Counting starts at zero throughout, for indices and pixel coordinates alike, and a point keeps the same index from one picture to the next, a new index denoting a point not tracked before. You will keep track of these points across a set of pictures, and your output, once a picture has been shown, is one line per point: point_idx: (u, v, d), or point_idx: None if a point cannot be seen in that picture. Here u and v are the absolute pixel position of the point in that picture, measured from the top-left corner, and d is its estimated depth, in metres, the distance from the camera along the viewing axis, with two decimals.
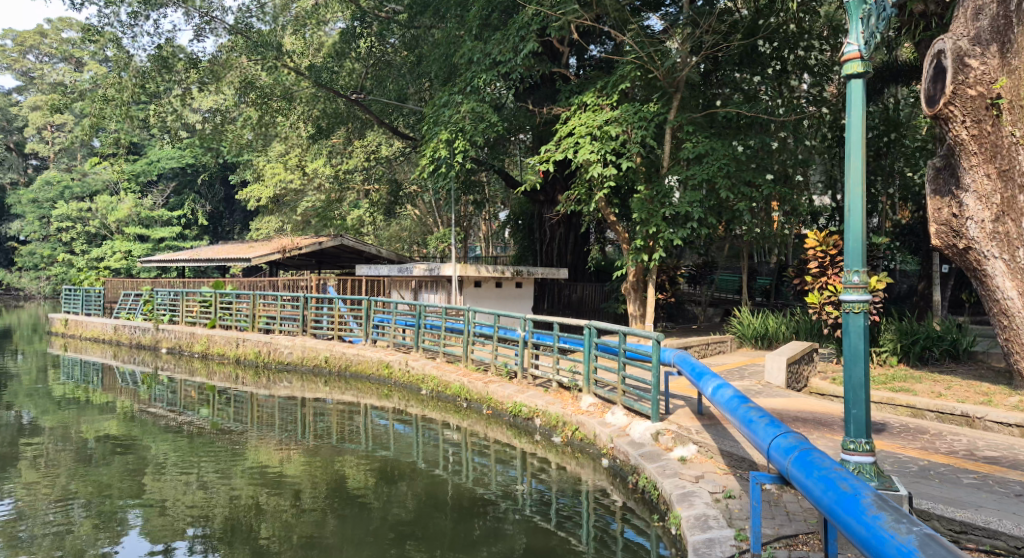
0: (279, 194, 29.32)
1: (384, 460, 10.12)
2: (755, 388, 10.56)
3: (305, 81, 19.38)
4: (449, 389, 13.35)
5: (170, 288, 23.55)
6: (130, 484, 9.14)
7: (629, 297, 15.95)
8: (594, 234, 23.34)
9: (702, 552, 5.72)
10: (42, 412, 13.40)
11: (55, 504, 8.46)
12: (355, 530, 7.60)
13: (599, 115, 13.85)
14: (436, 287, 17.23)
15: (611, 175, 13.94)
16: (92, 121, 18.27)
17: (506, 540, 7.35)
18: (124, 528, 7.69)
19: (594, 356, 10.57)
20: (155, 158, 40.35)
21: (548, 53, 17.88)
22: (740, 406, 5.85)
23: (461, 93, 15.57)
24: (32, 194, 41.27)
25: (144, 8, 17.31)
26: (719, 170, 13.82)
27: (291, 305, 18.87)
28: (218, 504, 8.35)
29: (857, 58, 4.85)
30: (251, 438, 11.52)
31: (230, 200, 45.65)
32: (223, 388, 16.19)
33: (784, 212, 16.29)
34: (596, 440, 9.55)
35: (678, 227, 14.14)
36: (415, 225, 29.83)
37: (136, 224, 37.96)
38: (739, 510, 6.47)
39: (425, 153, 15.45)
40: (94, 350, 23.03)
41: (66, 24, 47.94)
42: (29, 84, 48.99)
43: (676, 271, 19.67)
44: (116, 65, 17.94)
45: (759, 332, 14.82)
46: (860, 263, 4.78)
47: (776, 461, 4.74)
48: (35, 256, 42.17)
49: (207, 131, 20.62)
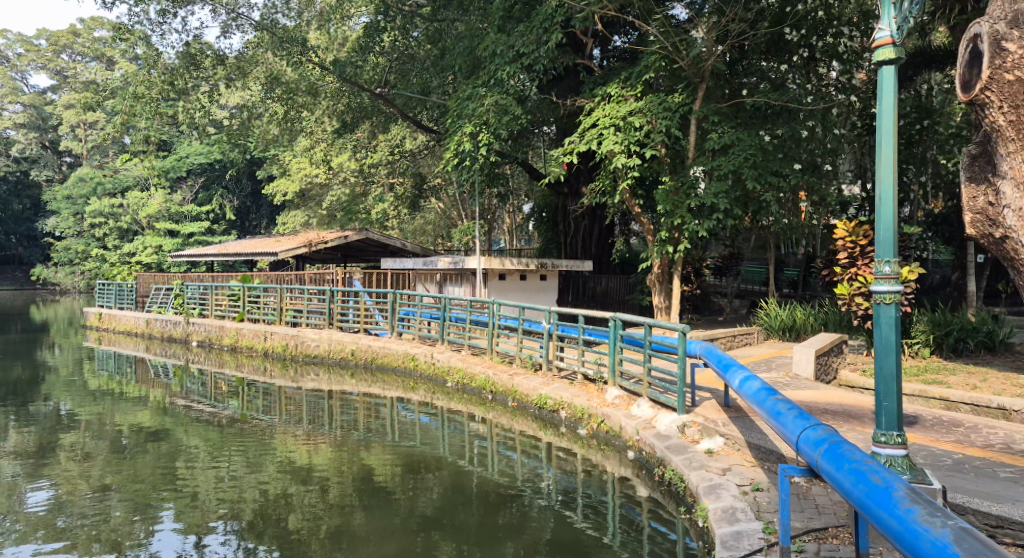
0: (306, 188, 29.73)
1: (411, 452, 10.22)
2: (783, 380, 10.47)
3: (329, 76, 19.47)
4: (474, 382, 13.44)
5: (200, 282, 23.93)
6: (163, 474, 9.34)
7: (654, 289, 15.88)
8: (619, 226, 23.32)
9: (731, 545, 5.72)
10: (79, 404, 13.71)
11: (91, 492, 8.70)
12: (382, 521, 7.70)
13: (623, 106, 13.79)
14: (460, 280, 17.28)
15: (635, 166, 13.86)
16: (123, 118, 18.52)
17: (532, 533, 7.37)
18: (158, 518, 7.84)
19: (619, 348, 10.57)
20: (184, 154, 40.95)
21: (571, 44, 17.75)
22: (768, 398, 5.81)
23: (485, 86, 15.55)
24: (67, 191, 42.22)
25: (173, 6, 17.50)
26: (746, 160, 13.65)
27: (318, 299, 19.09)
28: (249, 495, 8.49)
29: (890, 43, 4.77)
30: (279, 430, 11.68)
31: (257, 195, 46.21)
32: (252, 380, 16.42)
33: (812, 202, 16.12)
34: (621, 432, 9.55)
35: (704, 218, 14.06)
36: (440, 219, 30.05)
37: (167, 220, 38.68)
38: (767, 503, 6.45)
39: (449, 146, 15.53)
40: (127, 342, 23.52)
41: (98, 23, 48.66)
42: (63, 84, 50.10)
43: (702, 263, 19.59)
44: (146, 62, 18.23)
45: (786, 325, 14.68)
46: (892, 253, 4.70)
47: (805, 454, 4.71)
48: (70, 252, 43.20)
49: (235, 127, 20.94)
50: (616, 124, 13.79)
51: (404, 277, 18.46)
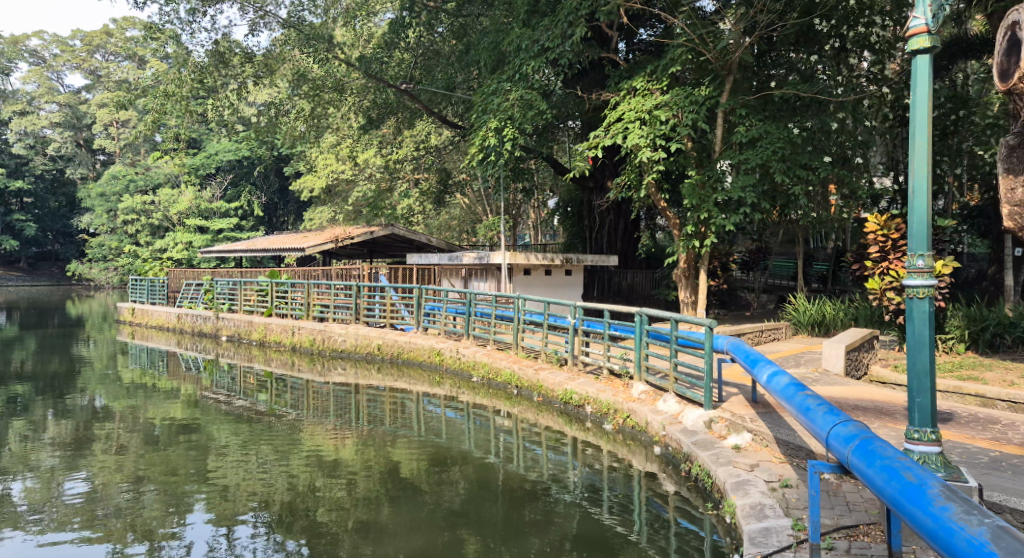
0: (333, 184, 30.07)
1: (437, 447, 10.29)
2: (813, 375, 10.37)
3: (355, 72, 19.64)
4: (500, 377, 13.47)
5: (229, 278, 24.24)
6: (195, 466, 9.51)
7: (680, 284, 15.79)
8: (645, 221, 23.20)
9: (759, 541, 5.69)
10: (114, 397, 13.98)
11: (126, 483, 8.89)
12: (408, 514, 7.78)
13: (649, 100, 13.71)
14: (486, 275, 17.30)
15: (660, 160, 13.76)
16: (154, 116, 18.79)
17: (558, 527, 7.39)
18: (190, 509, 7.99)
19: (645, 343, 10.52)
20: (213, 151, 41.49)
21: (596, 37, 17.64)
22: (797, 394, 5.75)
23: (510, 81, 15.54)
24: (100, 188, 43.04)
25: (202, 5, 17.71)
26: (775, 153, 13.49)
27: (345, 294, 19.27)
28: (278, 488, 8.62)
29: (924, 32, 4.68)
30: (307, 424, 11.82)
31: (284, 191, 46.75)
32: (281, 375, 16.63)
33: (842, 195, 15.89)
34: (647, 428, 9.52)
35: (731, 212, 13.93)
36: (465, 214, 30.14)
37: (197, 216, 39.23)
38: (796, 500, 6.39)
39: (475, 141, 15.53)
40: (159, 337, 23.94)
41: (130, 23, 49.42)
42: (96, 83, 51.06)
43: (729, 258, 19.44)
44: (176, 61, 18.48)
45: (815, 320, 14.53)
46: (926, 246, 4.63)
47: (835, 451, 4.66)
48: (104, 248, 44.08)
49: (263, 124, 21.15)
50: (642, 117, 13.71)
51: (430, 272, 18.53)
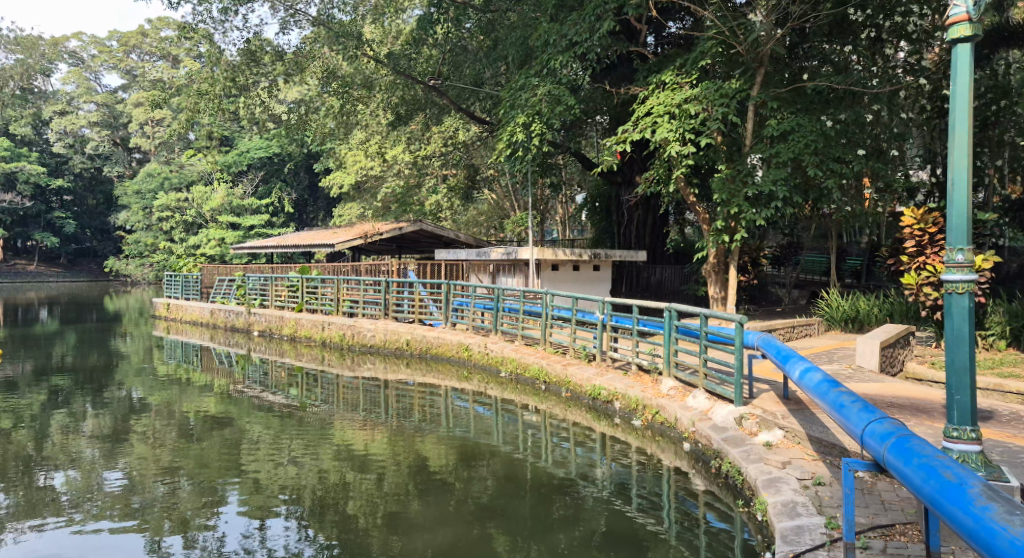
0: (361, 180, 30.37)
1: (465, 441, 10.34)
2: (847, 372, 10.23)
3: (384, 69, 19.76)
4: (528, 372, 13.48)
5: (261, 273, 24.55)
6: (229, 458, 9.69)
7: (709, 279, 15.66)
8: (674, 216, 23.03)
9: (791, 539, 5.63)
10: (150, 391, 14.26)
11: (162, 475, 9.09)
12: (436, 509, 7.83)
13: (678, 94, 13.57)
14: (513, 270, 17.28)
15: (690, 154, 13.62)
16: (187, 115, 19.07)
17: (585, 523, 7.39)
18: (224, 501, 8.14)
19: (674, 338, 10.46)
20: (245, 149, 42.07)
21: (625, 31, 17.54)
22: (831, 390, 5.68)
23: (538, 76, 15.51)
24: (137, 186, 43.93)
25: (234, 4, 17.93)
26: (807, 147, 13.28)
27: (374, 289, 19.41)
28: (309, 481, 8.74)
29: (965, 20, 4.57)
30: (338, 417, 11.96)
31: (314, 187, 47.30)
32: (311, 369, 16.82)
33: (877, 189, 15.61)
34: (677, 424, 9.46)
35: (762, 207, 13.77)
36: (494, 209, 30.24)
37: (229, 213, 39.81)
38: (829, 498, 6.32)
39: (502, 137, 15.51)
40: (193, 332, 24.35)
41: (165, 23, 50.24)
42: (132, 82, 52.03)
43: (759, 253, 19.20)
44: (208, 60, 18.75)
45: (849, 315, 14.32)
46: (965, 240, 4.53)
47: (871, 448, 4.60)
48: (140, 245, 44.96)
49: (293, 121, 21.37)
50: (671, 111, 13.59)
51: (458, 268, 18.59)
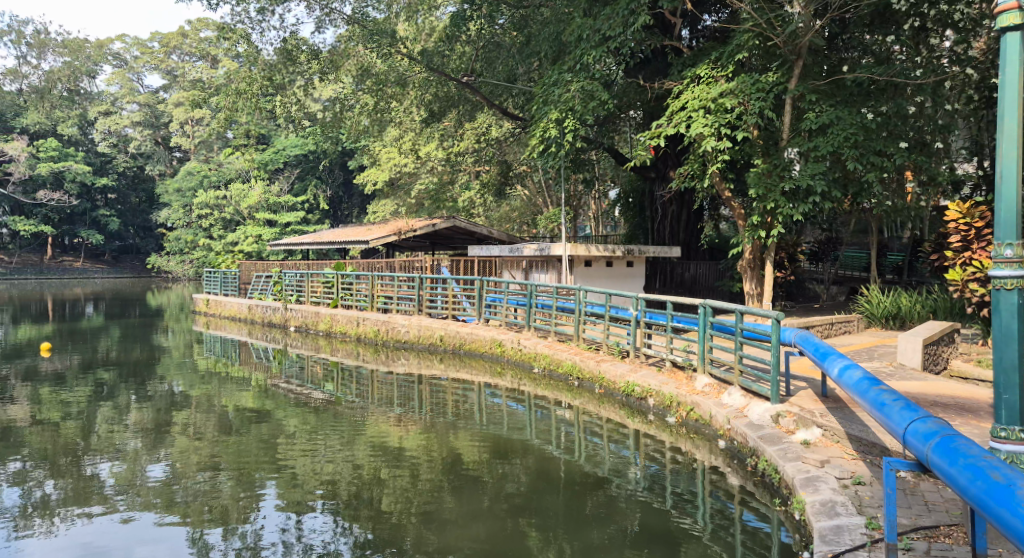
0: (396, 177, 30.60)
1: (498, 437, 10.37)
2: (889, 370, 10.03)
3: (418, 66, 19.86)
4: (561, 368, 13.46)
5: (297, 270, 24.88)
6: (267, 452, 9.85)
7: (745, 275, 15.48)
8: (709, 211, 22.79)
9: (830, 539, 5.56)
10: (191, 385, 14.54)
11: (202, 466, 9.29)
12: (470, 503, 7.88)
13: (714, 88, 13.39)
14: (546, 267, 17.23)
15: (725, 149, 13.45)
16: (226, 114, 19.39)
17: (619, 519, 7.38)
18: (262, 493, 8.29)
19: (709, 335, 10.35)
20: (281, 147, 42.74)
21: (659, 25, 17.41)
22: (871, 388, 5.58)
23: (571, 71, 15.44)
24: (177, 184, 44.85)
25: (271, 4, 18.15)
26: (847, 140, 13.02)
27: (407, 285, 19.55)
28: (344, 475, 8.85)
29: (1014, 8, 4.44)
30: (373, 412, 12.07)
31: (349, 184, 47.74)
32: (346, 364, 17.00)
33: (920, 182, 15.27)
34: (711, 421, 9.38)
35: (800, 201, 13.54)
36: (527, 205, 30.22)
37: (266, 210, 40.36)
38: (870, 498, 6.21)
39: (535, 133, 15.50)
40: (232, 327, 24.78)
41: (204, 24, 51.13)
42: (173, 82, 53.06)
43: (797, 249, 18.92)
44: (247, 59, 19.02)
45: (890, 312, 14.04)
46: (1014, 235, 4.41)
47: (913, 447, 4.51)
48: (181, 242, 45.84)
49: (328, 119, 21.51)
50: (706, 106, 13.42)
51: (491, 264, 18.60)
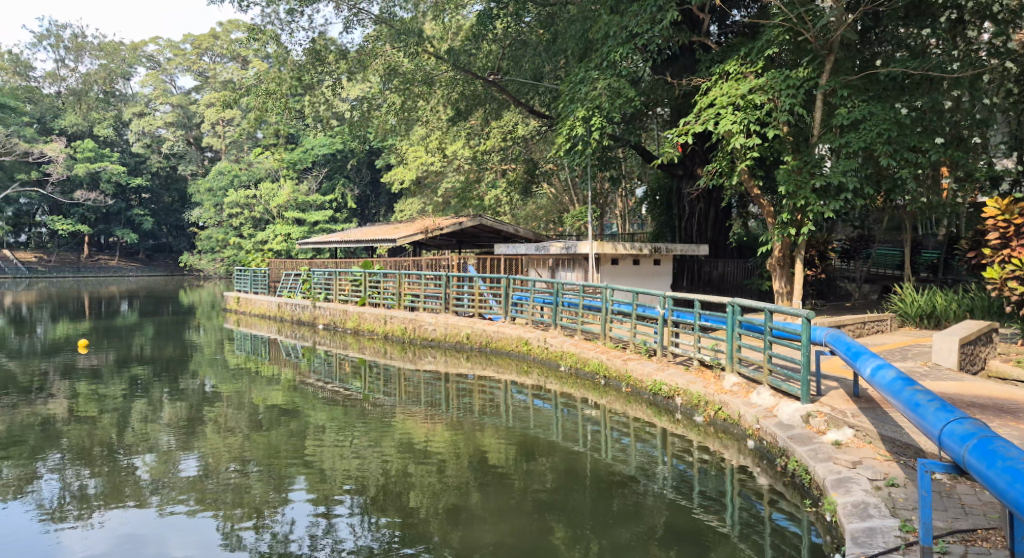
0: (422, 175, 30.78)
1: (524, 435, 10.37)
2: (924, 370, 9.86)
3: (445, 65, 19.92)
4: (588, 366, 13.41)
5: (325, 268, 25.11)
6: (295, 448, 9.96)
7: (775, 274, 15.29)
8: (737, 209, 22.57)
9: (863, 542, 5.48)
10: (221, 381, 14.75)
11: (233, 462, 9.40)
12: (497, 501, 7.90)
13: (743, 84, 13.27)
14: (573, 265, 17.18)
15: (755, 146, 13.30)
16: (256, 114, 19.62)
17: (646, 518, 7.35)
18: (291, 489, 8.38)
19: (738, 333, 10.24)
20: (310, 146, 43.22)
21: (687, 21, 17.30)
22: (904, 388, 5.50)
23: (597, 69, 15.36)
24: (209, 183, 45.52)
25: (301, 5, 18.31)
26: (880, 135, 12.80)
27: (434, 284, 19.64)
28: (372, 471, 8.92)
29: None
30: (400, 410, 12.15)
31: (376, 183, 48.04)
32: (374, 362, 17.12)
33: (956, 178, 14.97)
34: (740, 421, 9.28)
35: (831, 199, 13.35)
36: (553, 203, 30.19)
37: (295, 209, 40.74)
38: (904, 499, 6.10)
39: (562, 131, 15.44)
40: (262, 325, 25.09)
41: (234, 26, 51.83)
42: (204, 83, 53.86)
43: (827, 246, 18.68)
44: (276, 60, 19.22)
45: (924, 311, 13.79)
46: None
47: (949, 449, 4.46)
48: (212, 240, 46.57)
49: (356, 118, 21.61)
50: (735, 102, 13.28)
51: (518, 262, 18.57)
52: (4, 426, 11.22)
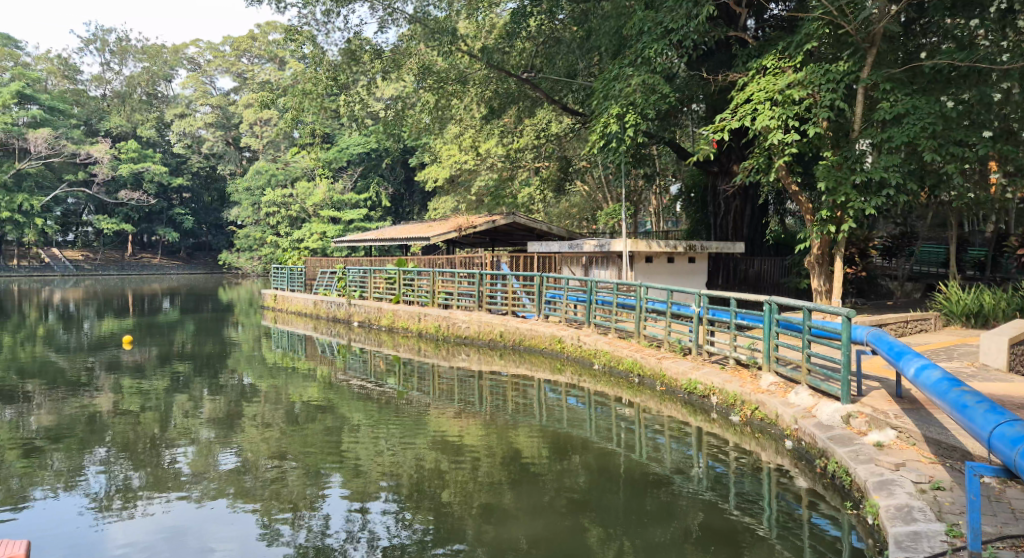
0: (456, 173, 30.96)
1: (557, 434, 10.34)
2: (971, 370, 9.60)
3: (479, 63, 19.93)
4: (621, 365, 13.32)
5: (360, 266, 25.35)
6: (331, 444, 10.06)
7: (814, 271, 15.04)
8: (774, 206, 22.24)
9: (907, 546, 5.36)
10: (259, 377, 14.97)
11: (270, 457, 9.53)
12: (530, 499, 7.89)
13: (781, 79, 13.04)
14: (607, 263, 17.08)
15: (793, 142, 13.07)
16: (292, 114, 19.84)
17: (680, 518, 7.28)
18: (327, 484, 8.46)
19: (775, 332, 10.06)
20: (345, 145, 43.64)
21: (724, 16, 17.08)
22: (951, 389, 5.36)
23: (632, 65, 15.22)
24: (247, 183, 46.27)
25: (337, 5, 18.48)
26: (924, 130, 12.48)
27: (468, 281, 19.68)
28: (406, 468, 8.97)
29: None
30: (434, 407, 12.21)
31: (410, 182, 48.31)
32: (408, 359, 17.24)
33: (1005, 173, 14.53)
34: (778, 421, 9.12)
35: (872, 195, 13.06)
36: (586, 201, 30.08)
37: (330, 207, 41.18)
38: (950, 503, 5.94)
39: (596, 128, 15.34)
40: (298, 322, 25.43)
41: (272, 27, 52.52)
42: (242, 84, 54.73)
43: (869, 244, 18.30)
44: (313, 60, 19.43)
45: (971, 310, 13.43)
46: None
47: (1001, 453, 4.35)
48: (250, 239, 47.96)
49: (390, 117, 21.74)
50: (773, 98, 13.08)
51: (551, 261, 18.51)
52: (53, 419, 11.55)
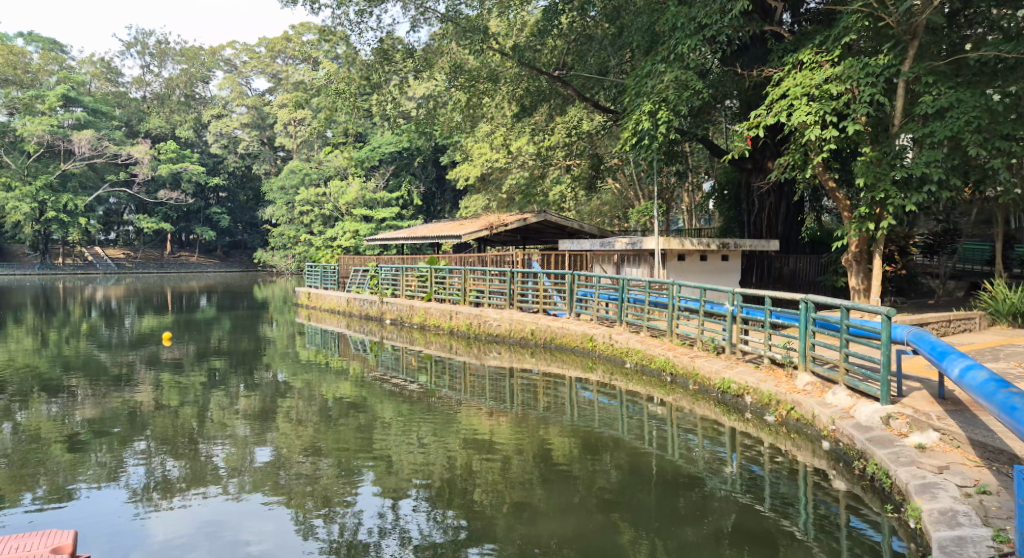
0: (488, 172, 30.99)
1: (589, 432, 10.28)
2: (1019, 371, 9.31)
3: (510, 61, 19.89)
4: (654, 363, 13.20)
5: (392, 264, 25.51)
6: (364, 441, 10.12)
7: (852, 269, 14.75)
8: (810, 203, 21.88)
9: (952, 552, 5.26)
10: (293, 374, 15.12)
11: (304, 453, 9.62)
12: (561, 497, 7.86)
13: (817, 74, 12.81)
14: (639, 261, 16.95)
15: (831, 138, 12.82)
16: (326, 114, 20.03)
17: (714, 518, 7.19)
18: (360, 481, 8.51)
19: (812, 331, 9.88)
20: (378, 145, 43.97)
21: (759, 10, 16.81)
22: (999, 391, 5.20)
23: (664, 61, 15.05)
24: (281, 182, 46.87)
25: (370, 5, 18.60)
26: (969, 123, 12.13)
27: (499, 280, 19.68)
28: (437, 465, 8.99)
29: None
30: (466, 404, 12.24)
31: (442, 180, 48.44)
32: (439, 357, 17.29)
33: None
34: (815, 421, 8.95)
35: (912, 191, 12.76)
36: (618, 199, 29.89)
37: (362, 206, 41.50)
38: (997, 508, 5.77)
39: (628, 125, 15.21)
40: (331, 319, 25.68)
41: (306, 28, 53.01)
42: (277, 85, 55.38)
43: (909, 241, 17.89)
44: (346, 61, 19.57)
45: (1017, 309, 13.06)
46: None
47: None
48: (284, 238, 48.65)
49: (422, 116, 21.83)
50: (809, 92, 12.83)
51: (582, 259, 18.40)
52: (95, 413, 11.79)
